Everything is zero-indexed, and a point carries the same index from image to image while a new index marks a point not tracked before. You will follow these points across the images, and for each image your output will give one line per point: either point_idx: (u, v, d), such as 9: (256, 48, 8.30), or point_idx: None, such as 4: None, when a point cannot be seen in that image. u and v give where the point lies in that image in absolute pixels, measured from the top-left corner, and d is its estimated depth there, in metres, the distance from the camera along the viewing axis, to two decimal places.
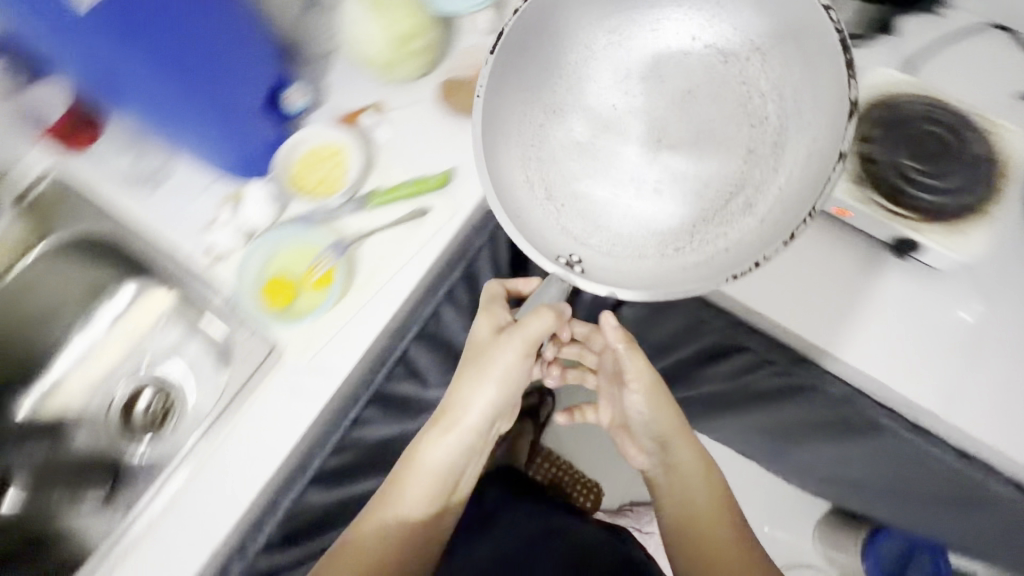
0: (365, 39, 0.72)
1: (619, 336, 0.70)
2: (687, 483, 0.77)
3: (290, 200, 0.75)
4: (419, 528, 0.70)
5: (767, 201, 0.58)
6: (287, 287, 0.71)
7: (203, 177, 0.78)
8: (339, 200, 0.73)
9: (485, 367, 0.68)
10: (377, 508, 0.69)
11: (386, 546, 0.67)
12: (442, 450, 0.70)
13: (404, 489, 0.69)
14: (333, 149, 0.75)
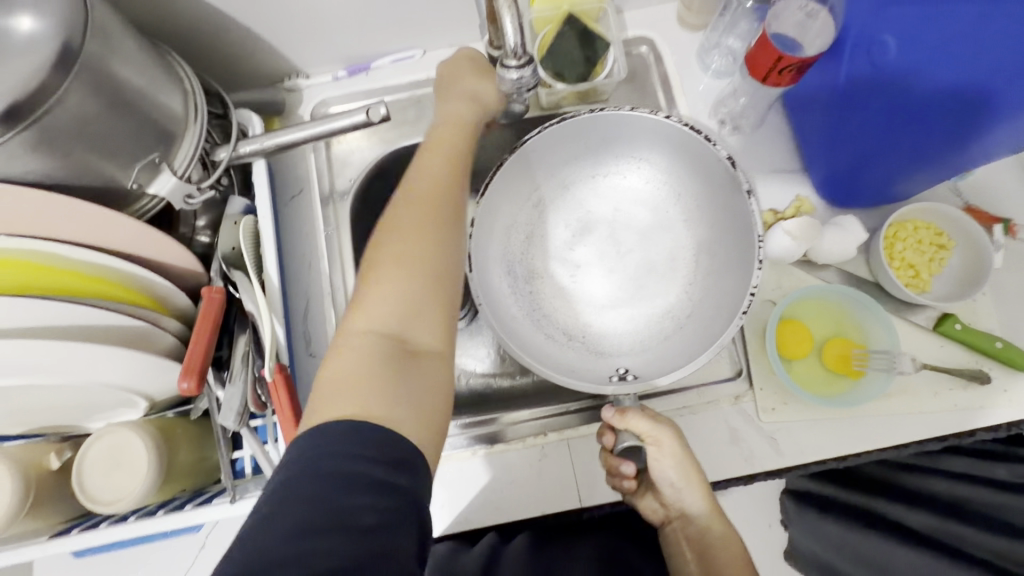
0: (909, 224, 0.62)
1: (640, 431, 0.57)
2: (698, 546, 0.59)
3: (898, 294, 0.61)
4: (431, 223, 0.50)
5: (708, 301, 0.63)
6: (849, 353, 0.61)
7: (786, 155, 0.68)
8: (694, 269, 0.65)
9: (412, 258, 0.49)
10: (375, 268, 0.49)
11: (386, 294, 0.47)
12: (454, 112, 0.58)
13: (408, 203, 0.51)
14: (927, 247, 0.62)
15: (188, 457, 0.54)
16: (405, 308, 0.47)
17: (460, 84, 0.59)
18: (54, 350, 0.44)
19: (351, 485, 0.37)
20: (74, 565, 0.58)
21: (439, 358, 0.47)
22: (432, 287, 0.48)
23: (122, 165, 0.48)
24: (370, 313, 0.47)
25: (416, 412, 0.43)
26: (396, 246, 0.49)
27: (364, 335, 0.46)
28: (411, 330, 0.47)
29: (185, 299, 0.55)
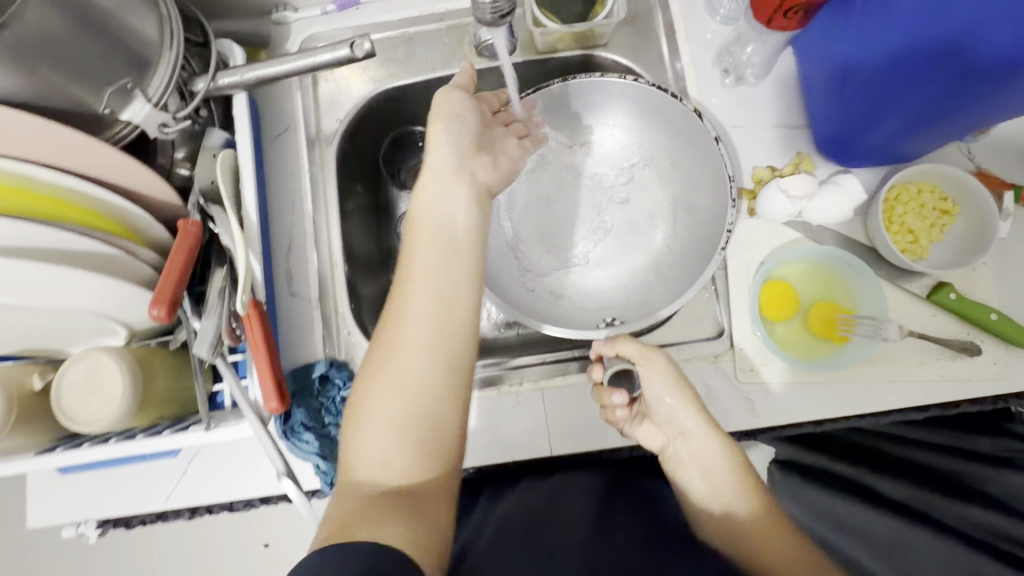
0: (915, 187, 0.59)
1: (629, 354, 0.57)
2: (703, 466, 0.57)
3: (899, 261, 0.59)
4: (426, 332, 0.50)
5: (682, 253, 0.66)
6: (836, 317, 0.60)
7: (790, 109, 0.65)
8: (674, 230, 0.67)
9: (410, 356, 0.49)
10: (375, 377, 0.49)
11: (378, 436, 0.48)
12: (440, 196, 0.54)
13: (407, 301, 0.51)
14: (929, 212, 0.59)
15: (164, 385, 0.55)
16: (399, 442, 0.48)
17: (438, 145, 0.55)
18: (22, 272, 0.44)
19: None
20: (68, 480, 0.61)
21: (438, 498, 0.47)
22: (421, 433, 0.48)
23: (91, 88, 0.47)
24: (354, 466, 0.48)
25: (414, 531, 0.44)
26: (394, 356, 0.50)
27: (357, 492, 0.47)
28: (401, 471, 0.47)
29: (161, 230, 0.55)
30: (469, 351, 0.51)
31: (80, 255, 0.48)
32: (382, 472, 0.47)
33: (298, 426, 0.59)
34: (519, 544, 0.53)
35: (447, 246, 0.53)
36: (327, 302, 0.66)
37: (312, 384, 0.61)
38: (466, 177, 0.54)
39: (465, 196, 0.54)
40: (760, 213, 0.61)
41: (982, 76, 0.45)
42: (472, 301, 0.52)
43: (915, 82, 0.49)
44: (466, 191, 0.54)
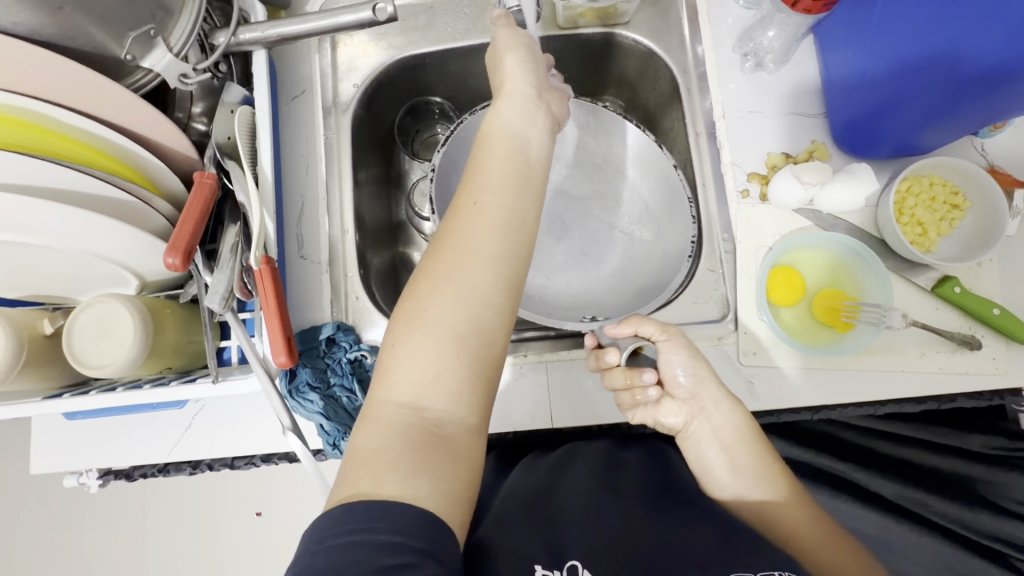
0: (926, 180, 0.59)
1: (648, 333, 0.56)
2: (723, 439, 0.56)
3: (914, 258, 0.59)
4: (495, 247, 0.46)
5: (651, 263, 0.71)
6: (840, 306, 0.60)
7: (804, 98, 0.65)
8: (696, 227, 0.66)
9: (469, 271, 0.45)
10: (427, 287, 0.45)
11: (424, 353, 0.43)
12: (518, 118, 0.51)
13: (473, 214, 0.47)
14: (938, 203, 0.59)
15: (173, 338, 0.55)
16: (451, 361, 0.44)
17: (518, 74, 0.53)
18: (38, 211, 0.44)
19: (381, 542, 0.36)
20: (73, 429, 0.62)
21: (470, 435, 0.44)
22: (470, 354, 0.44)
23: (113, 32, 0.46)
24: (394, 383, 0.44)
25: (441, 487, 0.40)
26: (451, 271, 0.45)
27: (392, 415, 0.42)
28: (444, 396, 0.43)
29: (175, 181, 0.55)
30: (523, 283, 0.48)
31: (96, 198, 0.48)
32: (421, 391, 0.43)
33: (303, 386, 0.59)
34: (525, 519, 0.53)
35: (520, 167, 0.49)
36: (337, 267, 0.66)
37: (319, 345, 0.62)
38: (542, 106, 0.53)
39: (539, 123, 0.52)
40: (772, 199, 0.62)
41: (1002, 80, 0.46)
42: (535, 230, 0.49)
43: (933, 77, 0.50)
44: (541, 120, 0.53)
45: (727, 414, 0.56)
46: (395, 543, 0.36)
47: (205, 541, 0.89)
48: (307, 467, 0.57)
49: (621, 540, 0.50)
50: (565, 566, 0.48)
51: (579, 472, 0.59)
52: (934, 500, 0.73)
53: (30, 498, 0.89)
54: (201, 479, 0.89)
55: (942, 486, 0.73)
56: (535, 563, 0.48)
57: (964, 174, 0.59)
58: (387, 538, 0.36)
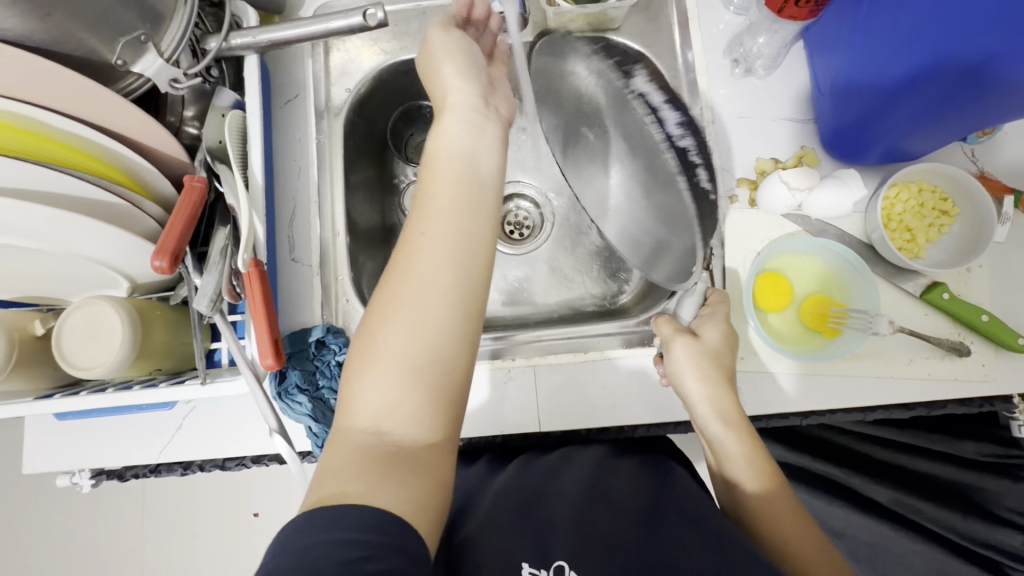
0: (916, 185, 0.59)
1: (662, 331, 0.60)
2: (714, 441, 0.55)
3: (906, 264, 0.59)
4: (447, 271, 0.46)
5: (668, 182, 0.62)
6: (828, 310, 0.60)
7: (795, 103, 0.65)
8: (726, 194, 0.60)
9: (421, 295, 0.46)
10: (383, 316, 0.46)
11: (383, 380, 0.44)
12: (464, 135, 0.51)
13: (425, 239, 0.47)
14: (927, 208, 0.59)
15: (162, 338, 0.56)
16: (411, 387, 0.44)
17: (459, 84, 0.52)
18: (28, 214, 0.45)
19: (351, 540, 0.37)
20: (64, 430, 0.63)
21: (438, 455, 0.44)
22: (430, 376, 0.44)
23: (103, 37, 0.47)
24: (356, 412, 0.44)
25: (409, 491, 0.41)
26: (404, 297, 0.46)
27: (356, 439, 0.43)
28: (407, 420, 0.43)
29: (166, 184, 0.56)
30: (482, 301, 0.48)
31: (85, 201, 0.49)
32: (383, 418, 0.43)
33: (292, 388, 0.60)
34: (514, 521, 0.55)
35: (473, 186, 0.49)
36: (328, 270, 0.66)
37: (308, 347, 0.62)
38: (489, 113, 0.52)
39: (490, 134, 0.52)
40: (761, 204, 0.62)
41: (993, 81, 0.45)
42: (493, 246, 0.49)
43: (927, 88, 0.50)
44: (490, 130, 0.52)
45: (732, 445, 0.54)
46: (356, 540, 0.37)
47: (201, 541, 0.90)
48: (294, 468, 0.57)
49: (601, 545, 0.51)
50: (553, 566, 0.50)
51: (569, 478, 0.59)
52: (927, 507, 0.73)
53: (28, 499, 0.89)
54: (196, 480, 0.90)
55: (934, 492, 0.73)
56: (520, 561, 0.51)
57: (951, 172, 0.58)
58: (353, 535, 0.37)
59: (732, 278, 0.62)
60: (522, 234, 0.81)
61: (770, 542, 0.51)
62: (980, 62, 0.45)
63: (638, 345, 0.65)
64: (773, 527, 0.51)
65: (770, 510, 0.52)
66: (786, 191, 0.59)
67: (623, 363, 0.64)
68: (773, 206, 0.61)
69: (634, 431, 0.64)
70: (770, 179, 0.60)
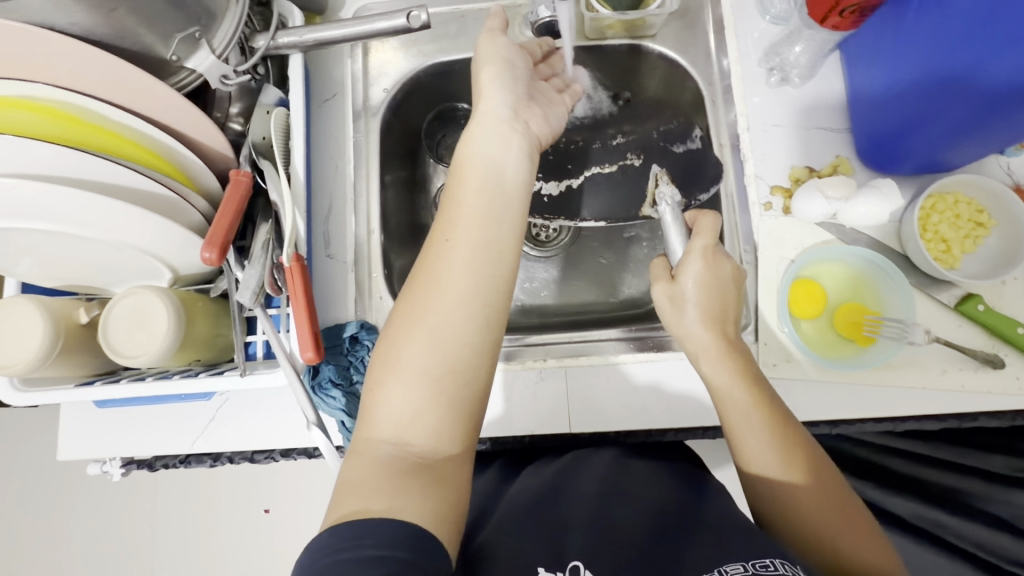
0: (954, 197, 0.60)
1: (661, 275, 0.59)
2: (727, 399, 0.53)
3: (941, 275, 0.59)
4: (468, 286, 0.47)
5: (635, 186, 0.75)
6: (862, 319, 0.60)
7: (831, 113, 0.66)
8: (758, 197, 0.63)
9: (444, 308, 0.46)
10: (407, 328, 0.46)
11: (402, 393, 0.44)
12: (492, 145, 0.52)
13: (448, 254, 0.48)
14: (965, 219, 0.59)
15: (204, 331, 0.57)
16: (429, 400, 0.44)
17: (492, 93, 0.54)
18: (84, 203, 0.46)
19: (373, 557, 0.36)
20: (100, 418, 0.64)
21: (454, 468, 0.44)
22: (450, 390, 0.45)
23: (161, 34, 0.48)
24: (376, 424, 0.45)
25: (430, 503, 0.41)
26: (426, 310, 0.46)
27: (376, 451, 0.43)
28: (426, 433, 0.44)
29: (211, 178, 0.57)
30: (504, 315, 0.48)
31: (135, 193, 0.50)
32: (403, 432, 0.44)
33: (326, 382, 0.60)
34: (530, 521, 0.53)
35: (497, 197, 0.50)
36: (362, 267, 0.67)
37: (343, 343, 0.63)
38: (518, 127, 0.54)
39: (516, 147, 0.53)
40: (795, 212, 0.63)
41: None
42: (515, 259, 0.50)
43: (957, 101, 0.50)
44: (518, 142, 0.53)
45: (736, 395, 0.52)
46: (379, 556, 0.36)
47: (221, 533, 0.90)
48: (331, 462, 0.58)
49: (616, 539, 0.49)
50: (569, 566, 0.47)
51: (587, 479, 0.58)
52: (950, 524, 0.73)
53: (53, 486, 0.90)
54: (218, 472, 0.91)
55: (958, 507, 0.73)
56: (538, 566, 0.48)
57: (966, 183, 0.60)
58: (372, 552, 0.36)
59: (766, 284, 0.62)
60: (549, 236, 0.83)
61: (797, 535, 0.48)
62: (1010, 84, 0.45)
63: (666, 350, 0.66)
64: (800, 518, 0.48)
65: (797, 500, 0.49)
66: (822, 200, 0.60)
67: (631, 370, 0.65)
68: (809, 213, 0.62)
69: (663, 436, 0.64)
70: (807, 188, 0.61)
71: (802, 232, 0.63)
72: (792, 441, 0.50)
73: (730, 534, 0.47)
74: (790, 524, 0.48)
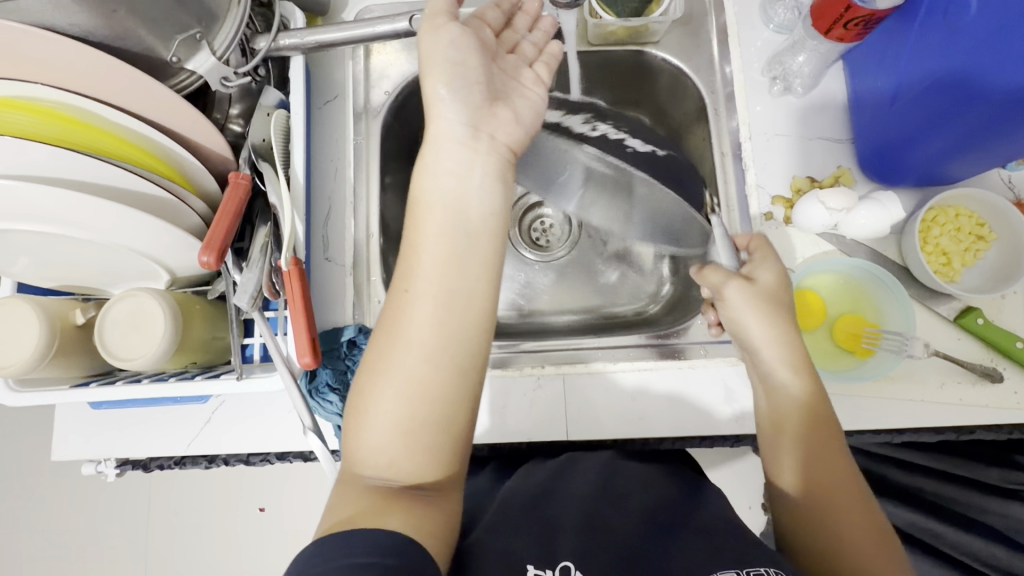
0: (955, 209, 0.60)
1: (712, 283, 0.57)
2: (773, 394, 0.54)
3: (942, 288, 0.58)
4: (434, 333, 0.46)
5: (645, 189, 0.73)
6: (861, 331, 0.60)
7: (834, 124, 0.66)
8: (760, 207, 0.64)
9: (415, 355, 0.46)
10: (378, 377, 0.46)
11: (378, 441, 0.44)
12: (449, 177, 0.50)
13: (413, 302, 0.47)
14: (966, 232, 0.59)
15: (200, 333, 0.56)
16: (405, 447, 0.44)
17: (442, 111, 0.51)
18: (79, 205, 0.45)
19: (361, 563, 0.36)
20: (95, 418, 0.63)
21: (441, 500, 0.44)
22: (428, 435, 0.45)
23: (160, 35, 0.47)
24: (357, 467, 0.45)
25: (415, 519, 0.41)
26: (395, 358, 0.46)
27: (358, 491, 0.43)
28: (406, 474, 0.44)
29: (209, 179, 0.56)
30: (481, 355, 0.48)
31: (131, 194, 0.49)
32: (382, 477, 0.44)
33: (323, 386, 0.60)
34: (522, 520, 0.52)
35: (460, 238, 0.49)
36: (361, 270, 0.67)
37: (340, 347, 0.63)
38: (479, 149, 0.51)
39: (479, 171, 0.51)
40: (796, 222, 0.62)
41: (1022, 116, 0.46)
42: (488, 299, 0.49)
43: (965, 114, 0.50)
44: (480, 165, 0.51)
45: (786, 380, 0.54)
46: (370, 562, 0.36)
47: (216, 532, 0.90)
48: (326, 466, 0.58)
49: (603, 544, 0.48)
50: (558, 566, 0.46)
51: (581, 479, 0.58)
52: (939, 533, 0.72)
53: (47, 483, 0.90)
54: (213, 471, 0.90)
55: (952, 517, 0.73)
56: (526, 562, 0.46)
57: (964, 197, 0.60)
58: (361, 559, 0.36)
59: None
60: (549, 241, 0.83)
61: (824, 531, 0.48)
62: (1008, 99, 0.46)
63: (667, 359, 0.66)
64: (826, 516, 0.49)
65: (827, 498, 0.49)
66: (823, 210, 0.59)
67: (630, 376, 0.65)
68: (810, 225, 0.61)
69: (660, 444, 0.64)
70: (809, 198, 0.60)
71: (802, 242, 0.63)
72: (828, 440, 0.51)
73: (718, 543, 0.48)
74: (818, 522, 0.49)
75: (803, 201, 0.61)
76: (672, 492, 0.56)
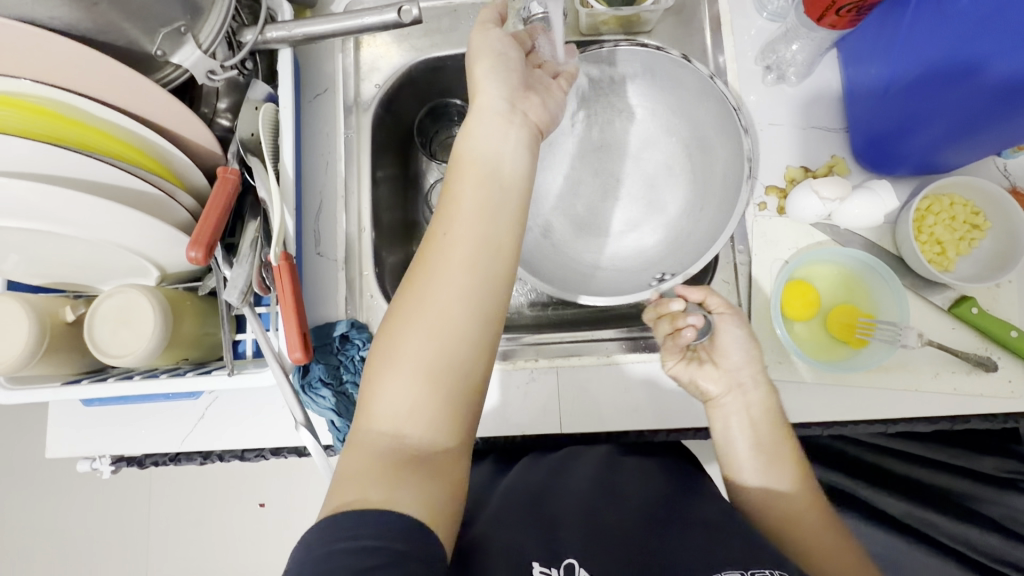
0: (950, 198, 0.59)
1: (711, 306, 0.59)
2: (752, 416, 0.56)
3: (937, 276, 0.58)
4: (467, 279, 0.46)
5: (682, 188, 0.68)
6: (855, 321, 0.60)
7: (827, 113, 0.65)
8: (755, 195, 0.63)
9: (442, 303, 0.45)
10: (404, 323, 0.45)
11: (398, 387, 0.44)
12: (490, 136, 0.49)
13: (449, 249, 0.47)
14: (961, 220, 0.59)
15: (191, 329, 0.56)
16: (426, 394, 0.44)
17: (488, 85, 0.50)
18: (66, 200, 0.45)
19: (365, 547, 0.36)
20: (89, 416, 0.63)
21: (450, 461, 0.44)
22: (447, 384, 0.44)
23: (146, 28, 0.47)
24: (375, 417, 0.44)
25: (425, 494, 0.40)
26: (425, 300, 0.45)
27: (372, 442, 0.43)
28: (422, 426, 0.43)
29: (196, 173, 0.56)
30: (503, 313, 0.48)
31: (118, 189, 0.49)
32: (400, 426, 0.43)
33: (316, 381, 0.60)
34: (523, 514, 0.52)
35: (494, 191, 0.49)
36: (353, 265, 0.66)
37: (333, 341, 0.63)
38: (517, 119, 0.50)
39: (514, 139, 0.50)
40: (789, 213, 0.62)
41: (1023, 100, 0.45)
42: (514, 255, 0.48)
43: (967, 98, 0.49)
44: (517, 134, 0.50)
45: (761, 403, 0.56)
46: (374, 547, 0.36)
47: (216, 528, 0.90)
48: (319, 460, 0.58)
49: (608, 540, 0.48)
50: (564, 564, 0.45)
51: (579, 474, 0.58)
52: (942, 524, 0.73)
53: (44, 483, 0.90)
54: (211, 467, 0.90)
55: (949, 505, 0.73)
56: (531, 559, 0.46)
57: (961, 186, 0.59)
58: (364, 543, 0.36)
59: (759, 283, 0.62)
60: None
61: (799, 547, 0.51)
62: (1010, 83, 0.45)
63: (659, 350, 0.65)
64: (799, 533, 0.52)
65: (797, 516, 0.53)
66: (817, 200, 0.59)
67: (623, 369, 0.65)
68: (803, 214, 0.61)
69: (655, 436, 0.64)
70: (802, 187, 0.60)
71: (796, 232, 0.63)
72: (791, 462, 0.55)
73: (716, 533, 0.48)
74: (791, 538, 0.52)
75: (795, 192, 0.61)
76: (669, 484, 0.56)
